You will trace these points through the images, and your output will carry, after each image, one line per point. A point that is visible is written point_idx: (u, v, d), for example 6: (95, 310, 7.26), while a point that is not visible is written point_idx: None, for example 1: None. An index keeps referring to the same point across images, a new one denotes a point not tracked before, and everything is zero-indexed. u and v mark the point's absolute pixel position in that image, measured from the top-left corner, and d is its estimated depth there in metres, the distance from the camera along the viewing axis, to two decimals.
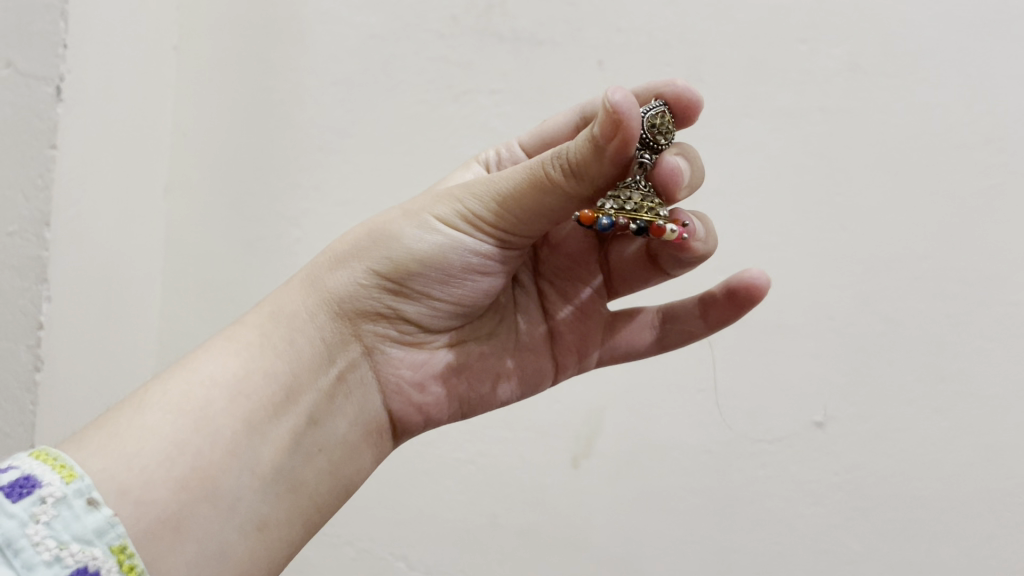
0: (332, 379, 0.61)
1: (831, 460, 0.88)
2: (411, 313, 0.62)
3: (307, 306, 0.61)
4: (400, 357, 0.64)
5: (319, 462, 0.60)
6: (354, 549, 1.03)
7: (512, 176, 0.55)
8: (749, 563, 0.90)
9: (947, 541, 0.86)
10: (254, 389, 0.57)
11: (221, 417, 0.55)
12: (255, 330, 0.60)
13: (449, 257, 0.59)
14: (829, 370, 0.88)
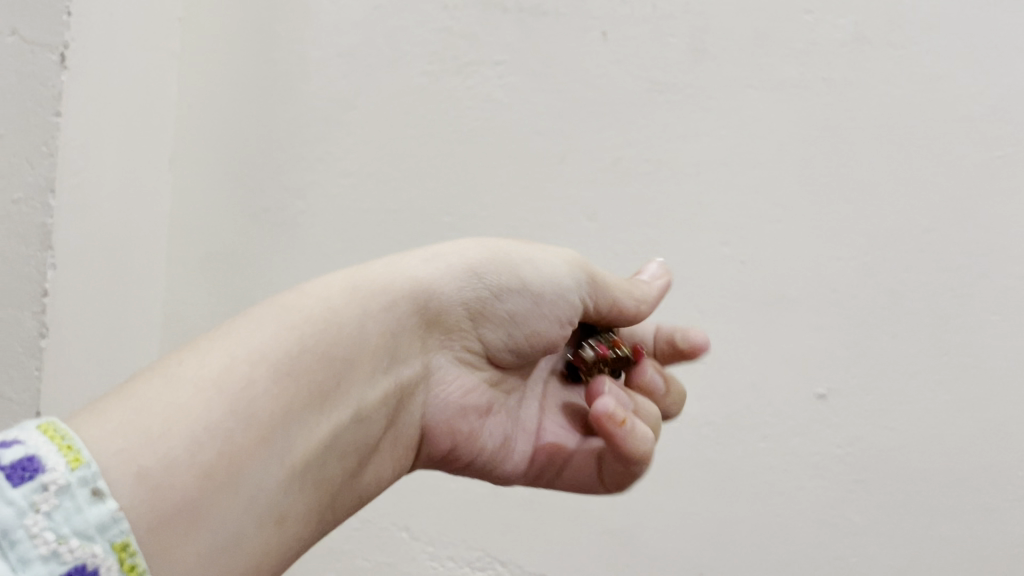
0: (392, 379, 0.55)
1: (833, 433, 0.88)
2: (483, 334, 0.61)
3: (394, 293, 0.54)
4: (451, 369, 0.61)
5: (347, 466, 0.52)
6: (358, 520, 1.03)
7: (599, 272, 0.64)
8: (750, 535, 0.90)
9: (949, 516, 0.85)
10: (312, 375, 0.49)
11: (272, 399, 0.46)
12: (319, 306, 0.51)
13: (548, 300, 0.61)
14: (831, 343, 0.88)
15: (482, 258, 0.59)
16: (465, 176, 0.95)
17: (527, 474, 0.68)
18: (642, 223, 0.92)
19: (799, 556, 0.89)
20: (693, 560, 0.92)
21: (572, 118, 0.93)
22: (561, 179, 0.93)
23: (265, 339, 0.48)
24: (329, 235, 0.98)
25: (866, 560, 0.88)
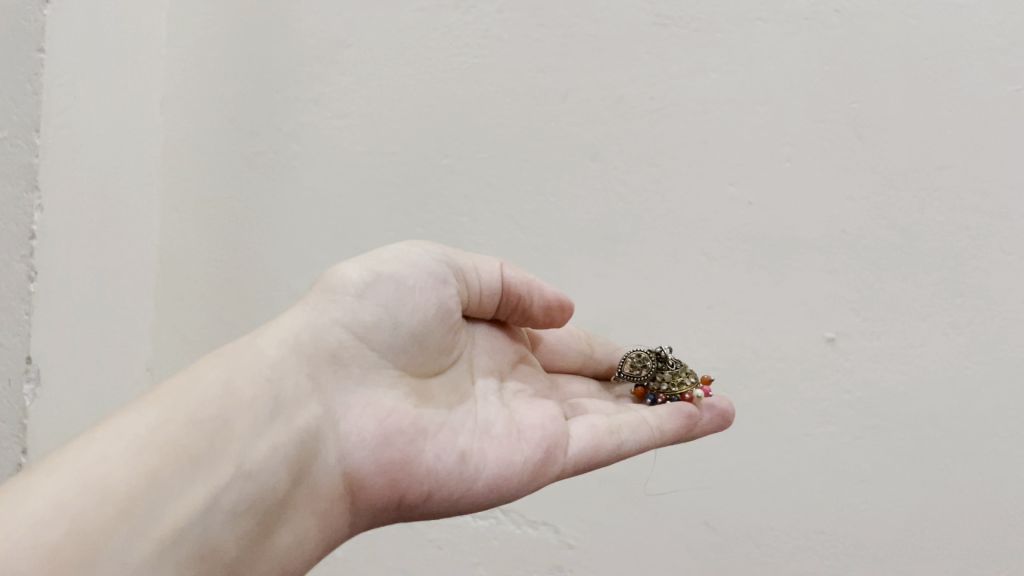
0: (282, 425, 0.47)
1: (842, 378, 0.86)
2: (375, 352, 0.53)
3: (245, 339, 0.50)
4: (374, 407, 0.52)
5: (251, 525, 0.44)
6: None
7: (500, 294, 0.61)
8: (756, 482, 0.89)
9: (961, 461, 0.83)
10: (165, 429, 0.43)
11: (114, 460, 0.40)
12: (168, 376, 0.47)
13: (430, 291, 0.56)
14: (841, 285, 0.85)
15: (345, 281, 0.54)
16: (464, 117, 0.92)
17: (509, 490, 0.55)
18: (645, 164, 0.89)
19: (808, 504, 0.87)
20: (699, 507, 0.90)
21: (574, 56, 0.90)
22: (562, 118, 0.90)
23: (107, 416, 0.43)
24: (325, 179, 0.95)
25: (876, 507, 0.86)
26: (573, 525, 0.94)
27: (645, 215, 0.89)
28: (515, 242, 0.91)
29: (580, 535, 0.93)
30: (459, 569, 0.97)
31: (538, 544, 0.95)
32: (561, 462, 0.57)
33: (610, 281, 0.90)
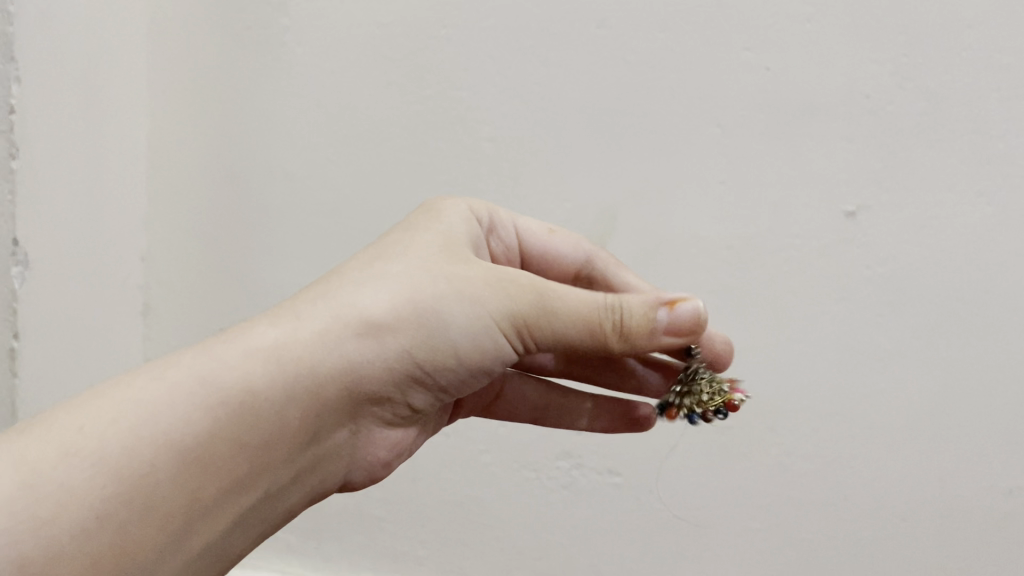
0: (310, 459, 0.53)
1: (862, 255, 0.82)
2: (414, 402, 0.56)
3: (317, 373, 0.50)
4: (380, 431, 0.59)
5: (253, 533, 0.53)
6: None
7: (575, 316, 0.51)
8: (770, 362, 0.86)
9: (982, 337, 0.81)
10: (218, 458, 0.47)
11: (167, 492, 0.45)
12: (237, 391, 0.47)
13: (484, 356, 0.53)
14: (862, 155, 0.81)
15: (418, 323, 0.51)
16: None
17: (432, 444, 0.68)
18: (656, 30, 0.83)
19: (823, 385, 0.85)
20: None
21: None
22: None
23: (179, 424, 0.45)
24: (318, 57, 0.90)
25: (893, 386, 0.84)
26: None
27: (657, 86, 0.84)
28: (519, 120, 0.87)
29: None
30: (466, 456, 0.96)
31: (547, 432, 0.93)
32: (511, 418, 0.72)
33: (617, 157, 0.86)
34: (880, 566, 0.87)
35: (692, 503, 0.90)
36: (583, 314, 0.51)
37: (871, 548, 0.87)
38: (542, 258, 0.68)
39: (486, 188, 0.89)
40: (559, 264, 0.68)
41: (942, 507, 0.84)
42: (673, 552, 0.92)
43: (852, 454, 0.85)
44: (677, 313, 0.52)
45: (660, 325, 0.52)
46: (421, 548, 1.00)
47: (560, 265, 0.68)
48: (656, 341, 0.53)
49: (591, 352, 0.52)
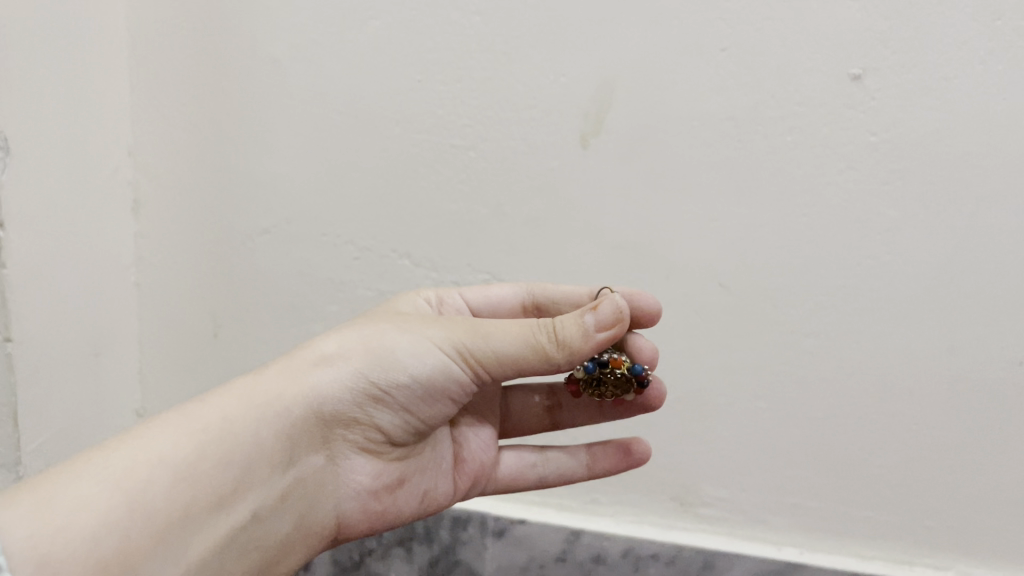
0: (288, 480, 0.63)
1: (868, 119, 0.79)
2: (381, 424, 0.67)
3: (289, 399, 0.63)
4: (357, 460, 0.68)
5: (248, 559, 0.61)
6: (356, 247, 0.93)
7: (503, 326, 0.65)
8: (772, 237, 0.84)
9: (994, 201, 0.78)
10: (209, 477, 0.57)
11: (168, 503, 0.54)
12: (225, 420, 0.59)
13: (435, 381, 0.66)
14: (870, 14, 0.77)
15: (371, 359, 0.65)
16: None
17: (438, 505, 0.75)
18: None
19: (827, 259, 0.83)
20: (711, 270, 0.86)
21: None
22: None
23: (176, 447, 0.56)
24: None
25: (901, 258, 0.81)
26: None
27: None
28: None
29: None
30: None
31: None
32: (517, 478, 0.80)
33: (613, 28, 0.82)
34: (885, 439, 0.86)
35: (691, 383, 0.90)
36: (515, 331, 0.64)
37: (876, 421, 0.86)
38: (491, 309, 0.80)
39: (477, 67, 0.86)
40: (504, 306, 0.80)
41: (950, 377, 0.83)
42: (674, 434, 0.92)
43: (857, 329, 0.84)
44: (599, 316, 0.63)
45: (590, 330, 0.62)
46: None
47: (506, 307, 0.80)
48: (586, 346, 0.62)
49: (536, 366, 0.63)
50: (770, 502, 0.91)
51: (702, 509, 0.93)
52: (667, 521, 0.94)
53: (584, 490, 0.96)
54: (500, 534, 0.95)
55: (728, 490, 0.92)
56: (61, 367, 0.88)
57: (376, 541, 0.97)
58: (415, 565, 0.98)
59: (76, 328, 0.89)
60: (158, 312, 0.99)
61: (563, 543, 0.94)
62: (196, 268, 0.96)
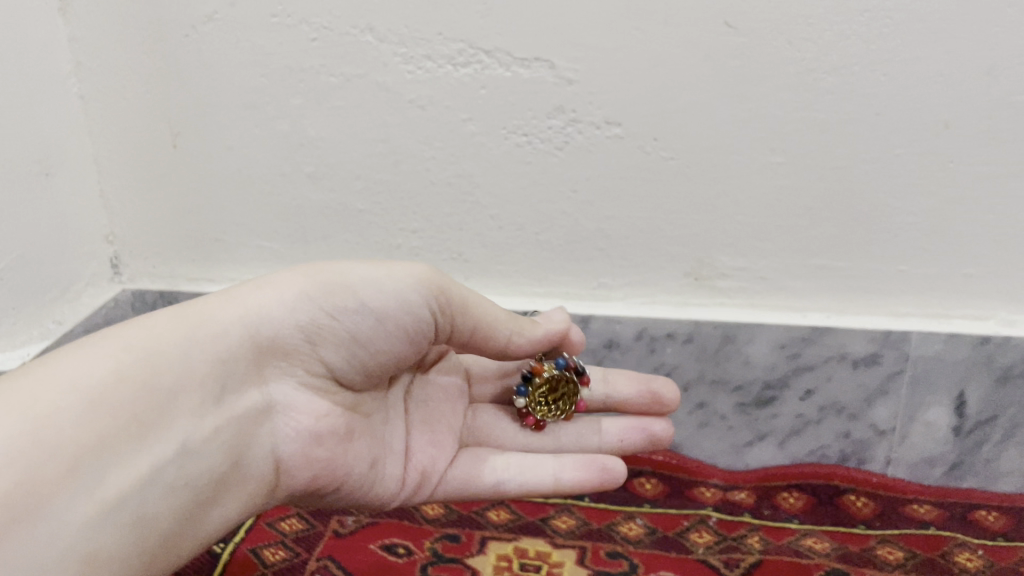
0: (221, 416, 0.52)
1: None
2: (325, 356, 0.57)
3: (221, 325, 0.53)
4: (293, 399, 0.57)
5: (176, 503, 0.49)
6: (312, 28, 0.81)
7: (481, 298, 0.61)
8: None
9: None
10: (128, 402, 0.47)
11: (84, 427, 0.45)
12: (147, 343, 0.50)
13: (398, 317, 0.57)
14: None
15: (320, 282, 0.57)
16: None
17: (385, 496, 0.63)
18: None
19: None
20: (719, 4, 0.74)
21: None
22: None
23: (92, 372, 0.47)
24: None
25: None
26: (571, 58, 0.78)
27: None
28: None
29: (581, 68, 0.78)
30: (447, 129, 0.83)
31: (533, 86, 0.80)
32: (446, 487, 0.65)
33: None
34: (919, 182, 0.77)
35: (701, 144, 0.79)
36: (489, 298, 0.61)
37: (909, 162, 0.77)
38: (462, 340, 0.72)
39: None
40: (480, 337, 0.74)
41: (991, 102, 0.73)
42: (686, 206, 0.82)
43: (886, 58, 0.73)
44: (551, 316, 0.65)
45: (540, 331, 0.63)
46: (413, 238, 0.89)
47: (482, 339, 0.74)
48: (541, 329, 0.63)
49: (491, 330, 0.60)
50: (793, 268, 0.83)
51: (719, 282, 0.85)
52: (682, 298, 0.87)
53: (591, 276, 0.88)
54: None
55: (747, 259, 0.84)
56: (8, 188, 0.80)
57: None
58: None
59: (17, 144, 0.80)
60: (113, 125, 0.90)
61: None
62: (147, 77, 0.87)
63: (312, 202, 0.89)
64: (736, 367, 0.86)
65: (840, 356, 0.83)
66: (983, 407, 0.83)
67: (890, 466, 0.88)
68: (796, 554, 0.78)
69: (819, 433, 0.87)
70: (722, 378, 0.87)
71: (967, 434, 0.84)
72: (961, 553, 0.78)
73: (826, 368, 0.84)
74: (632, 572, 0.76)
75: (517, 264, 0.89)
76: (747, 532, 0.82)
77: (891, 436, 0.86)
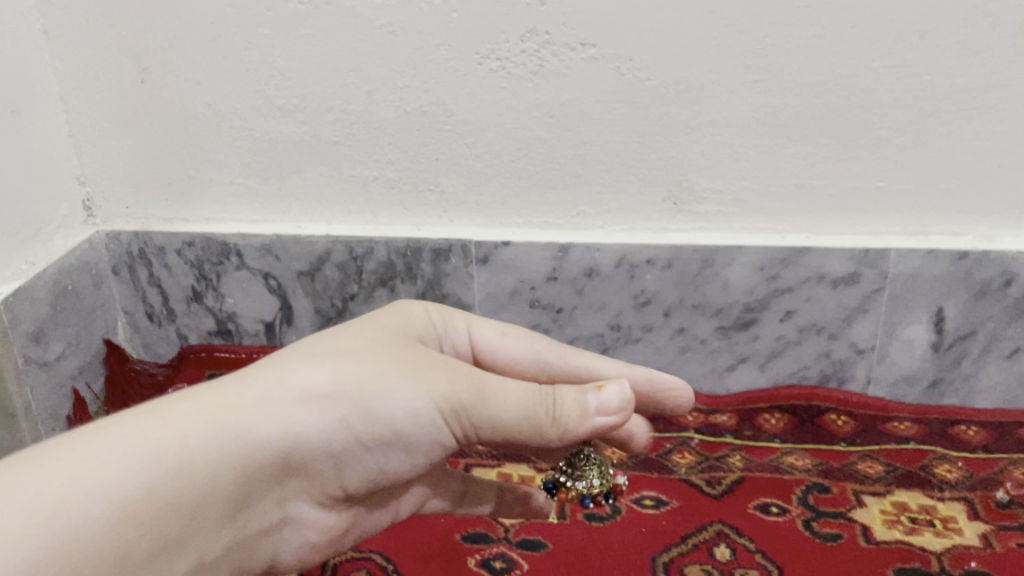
0: (235, 526, 0.46)
1: None
2: (342, 475, 0.50)
3: (253, 446, 0.44)
4: (297, 508, 0.51)
5: None
6: None
7: (515, 402, 0.48)
8: None
9: None
10: (165, 522, 0.40)
11: (139, 515, 0.38)
12: (250, 409, 0.44)
13: (421, 442, 0.49)
14: None
15: (375, 407, 0.47)
16: None
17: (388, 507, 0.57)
18: None
19: None
20: None
21: None
22: None
23: (170, 439, 0.40)
24: None
25: None
26: None
27: None
28: None
29: None
30: (419, 55, 0.82)
31: (506, 7, 0.78)
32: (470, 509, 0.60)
33: None
34: (896, 94, 0.77)
35: (677, 63, 0.78)
36: (527, 405, 0.48)
37: (886, 75, 0.76)
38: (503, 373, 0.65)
39: None
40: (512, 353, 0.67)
41: (968, 10, 0.72)
42: (664, 128, 0.81)
43: None
44: (606, 399, 0.49)
45: (591, 411, 0.49)
46: (389, 170, 0.88)
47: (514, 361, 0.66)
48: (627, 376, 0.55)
49: (523, 440, 0.48)
50: (771, 188, 0.82)
51: (697, 207, 0.85)
52: (660, 224, 0.86)
53: (569, 205, 0.87)
54: (485, 260, 0.89)
55: (725, 181, 0.83)
56: None
57: (357, 284, 0.92)
58: None
59: None
60: (79, 62, 0.88)
61: (552, 262, 0.88)
62: (111, 10, 0.85)
63: (284, 135, 0.88)
64: (716, 291, 0.86)
65: (820, 276, 0.83)
66: (962, 323, 0.83)
67: (870, 385, 0.88)
68: (777, 471, 0.80)
69: (799, 355, 0.88)
70: (702, 303, 0.87)
71: (945, 350, 0.85)
72: (941, 466, 0.79)
73: (805, 288, 0.84)
74: (615, 493, 0.79)
75: (495, 194, 0.88)
76: (729, 452, 0.83)
77: (870, 355, 0.86)
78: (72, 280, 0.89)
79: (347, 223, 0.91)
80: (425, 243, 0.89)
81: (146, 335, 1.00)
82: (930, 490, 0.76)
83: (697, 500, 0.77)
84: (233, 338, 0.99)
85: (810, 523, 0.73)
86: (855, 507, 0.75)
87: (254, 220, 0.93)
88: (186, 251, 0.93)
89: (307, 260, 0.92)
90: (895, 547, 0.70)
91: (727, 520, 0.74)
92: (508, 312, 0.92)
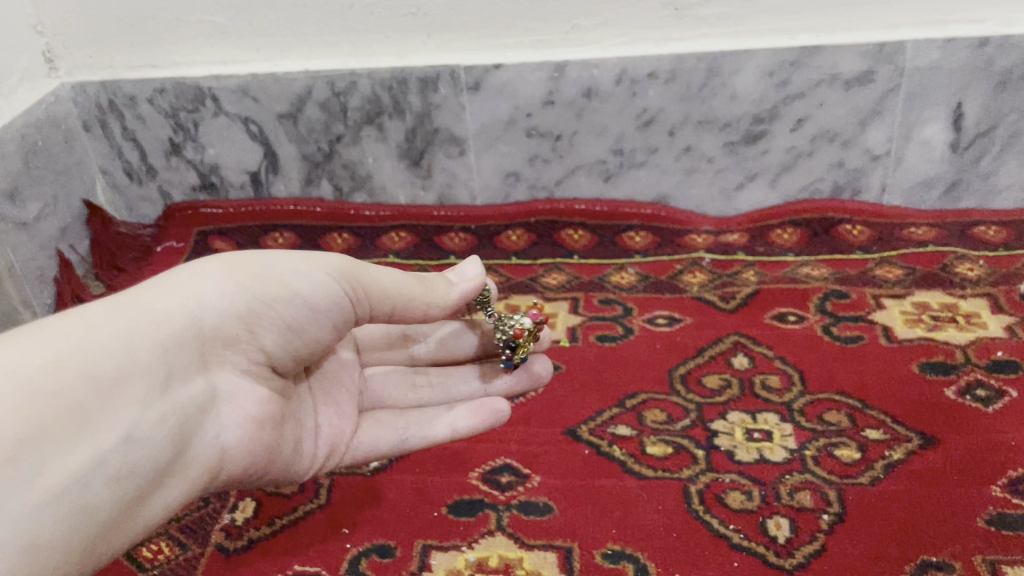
0: (167, 405, 0.41)
1: None
2: (264, 341, 0.45)
3: (156, 316, 0.41)
4: (236, 391, 0.45)
5: (126, 489, 0.39)
6: None
7: (395, 278, 0.48)
8: None
9: None
10: (69, 389, 0.37)
11: (47, 385, 0.36)
12: (143, 292, 0.42)
13: (325, 304, 0.46)
14: None
15: (268, 274, 0.45)
16: None
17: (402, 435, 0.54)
18: None
19: None
20: None
21: None
22: None
23: (66, 324, 0.39)
24: None
25: None
26: None
27: None
28: None
29: None
30: None
31: None
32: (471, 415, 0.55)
33: None
34: None
35: None
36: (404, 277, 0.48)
37: None
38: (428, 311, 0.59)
39: None
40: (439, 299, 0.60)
41: None
42: None
43: None
44: (462, 270, 0.51)
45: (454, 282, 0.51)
46: None
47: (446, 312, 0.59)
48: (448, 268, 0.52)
49: (408, 312, 0.49)
50: None
51: (700, 11, 0.79)
52: (662, 33, 0.81)
53: (563, 19, 0.81)
54: (475, 88, 0.84)
55: None
56: None
57: (342, 123, 0.87)
58: (391, 143, 0.88)
59: None
60: None
61: (548, 85, 0.83)
62: None
63: None
64: (722, 104, 0.82)
65: (832, 78, 0.79)
66: (981, 119, 0.79)
67: (885, 194, 0.85)
68: (793, 282, 0.78)
69: (812, 166, 0.84)
70: (709, 118, 0.83)
71: (964, 150, 0.81)
72: (962, 265, 0.76)
73: (817, 93, 0.80)
74: (625, 315, 0.76)
75: (481, 13, 0.82)
76: (742, 268, 0.81)
77: (886, 161, 0.83)
78: (40, 136, 0.84)
79: (326, 59, 0.86)
80: (411, 73, 0.83)
81: (127, 196, 0.96)
82: (952, 289, 0.74)
83: (712, 315, 0.75)
84: (219, 193, 0.94)
85: (830, 328, 0.71)
86: (874, 309, 0.73)
87: (227, 61, 0.87)
88: (158, 100, 0.88)
89: (287, 100, 0.87)
90: (918, 344, 0.68)
91: (743, 331, 0.72)
92: (503, 145, 0.87)
